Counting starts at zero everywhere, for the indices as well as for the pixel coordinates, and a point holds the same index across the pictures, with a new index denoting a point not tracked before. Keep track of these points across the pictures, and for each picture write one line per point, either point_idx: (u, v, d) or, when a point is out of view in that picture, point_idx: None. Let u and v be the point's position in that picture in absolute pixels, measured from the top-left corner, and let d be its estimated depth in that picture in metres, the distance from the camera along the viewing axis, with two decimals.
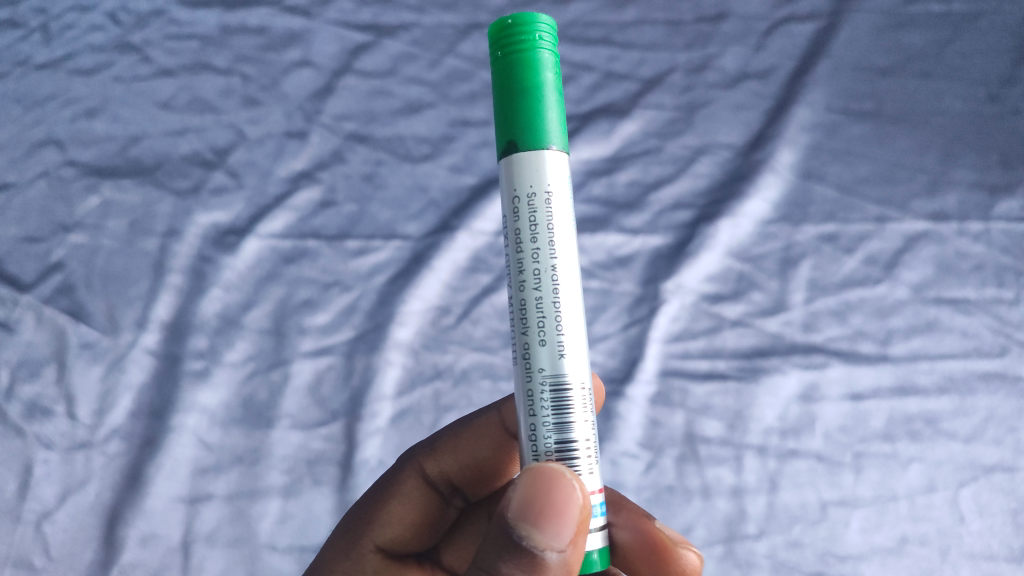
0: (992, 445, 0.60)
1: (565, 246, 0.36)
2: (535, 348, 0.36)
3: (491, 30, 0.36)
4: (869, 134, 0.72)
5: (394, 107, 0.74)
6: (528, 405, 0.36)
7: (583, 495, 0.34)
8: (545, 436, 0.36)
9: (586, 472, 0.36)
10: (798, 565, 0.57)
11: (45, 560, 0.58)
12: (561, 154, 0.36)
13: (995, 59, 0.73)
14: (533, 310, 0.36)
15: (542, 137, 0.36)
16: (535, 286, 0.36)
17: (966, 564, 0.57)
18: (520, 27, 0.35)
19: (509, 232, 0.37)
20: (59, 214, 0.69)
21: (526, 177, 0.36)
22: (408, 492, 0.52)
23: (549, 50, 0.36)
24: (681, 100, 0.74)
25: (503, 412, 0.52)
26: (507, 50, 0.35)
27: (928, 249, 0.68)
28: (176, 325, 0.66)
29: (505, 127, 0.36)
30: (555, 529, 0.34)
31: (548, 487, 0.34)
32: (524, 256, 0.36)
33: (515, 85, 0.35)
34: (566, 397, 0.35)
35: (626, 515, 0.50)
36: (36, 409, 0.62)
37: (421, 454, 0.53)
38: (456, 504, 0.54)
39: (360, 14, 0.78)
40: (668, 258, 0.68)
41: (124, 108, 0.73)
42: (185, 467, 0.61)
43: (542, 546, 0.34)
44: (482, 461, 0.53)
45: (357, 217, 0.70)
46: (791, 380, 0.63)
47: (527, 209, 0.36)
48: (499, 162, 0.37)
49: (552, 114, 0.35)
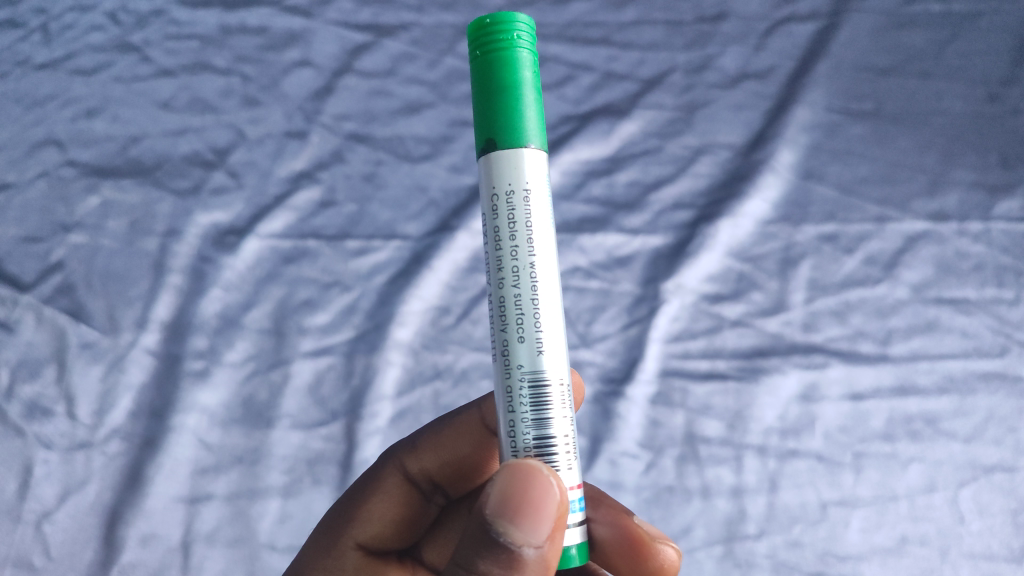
0: (992, 444, 0.60)
1: (543, 244, 0.36)
2: (513, 345, 0.36)
3: (469, 29, 0.36)
4: (869, 134, 0.72)
5: (394, 107, 0.74)
6: (506, 402, 0.36)
7: (560, 491, 0.34)
8: (524, 433, 0.35)
9: (564, 468, 0.36)
10: (798, 565, 0.57)
11: (45, 560, 0.58)
12: (540, 151, 0.36)
13: (996, 59, 0.73)
14: (512, 307, 0.36)
15: (521, 136, 0.36)
16: (513, 283, 0.36)
17: (966, 564, 0.57)
18: (498, 26, 0.35)
19: (487, 229, 0.37)
20: (59, 214, 0.69)
21: (504, 174, 0.36)
22: (389, 490, 0.52)
23: (527, 49, 0.36)
24: (681, 100, 0.74)
25: (483, 408, 0.53)
26: (486, 49, 0.35)
27: (928, 249, 0.67)
28: (176, 325, 0.66)
29: (483, 125, 0.36)
30: (532, 525, 0.34)
31: (524, 483, 0.34)
32: (502, 254, 0.36)
33: (493, 83, 0.35)
34: (544, 394, 0.35)
35: (605, 510, 0.49)
36: (36, 410, 0.62)
37: (402, 452, 0.53)
38: (438, 502, 0.54)
39: (360, 14, 0.78)
40: (668, 258, 0.68)
41: (124, 108, 0.73)
42: (185, 467, 0.61)
43: (519, 543, 0.34)
44: (463, 458, 0.53)
45: (357, 217, 0.70)
46: (790, 380, 0.63)
47: (505, 207, 0.36)
48: (478, 161, 0.37)
49: (530, 113, 0.35)
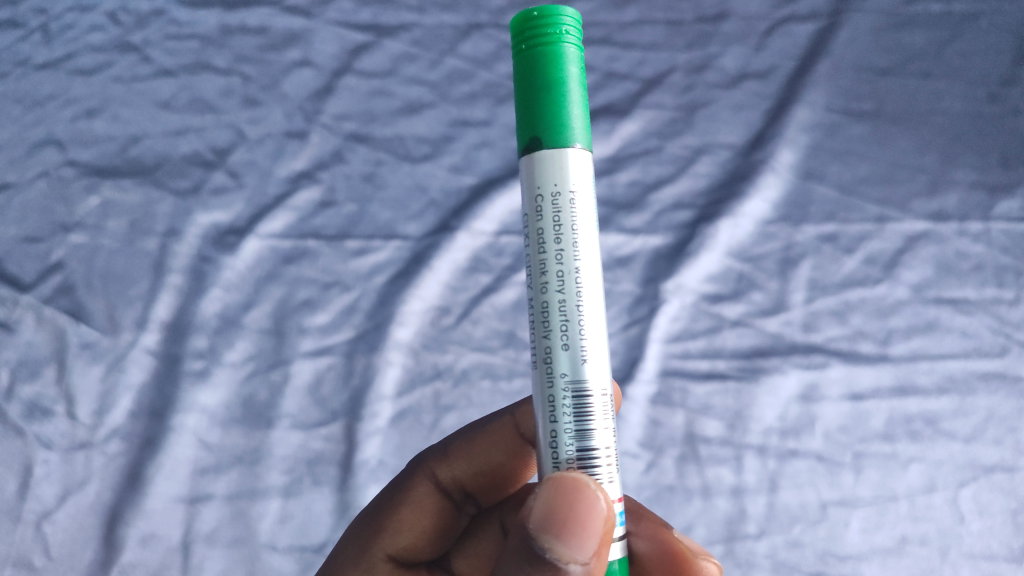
0: (992, 445, 0.60)
1: (588, 248, 0.36)
2: (556, 352, 0.35)
3: (513, 22, 0.35)
4: (869, 134, 0.72)
5: (394, 107, 0.74)
6: (549, 411, 0.35)
7: (607, 506, 0.34)
8: (566, 444, 0.35)
9: (607, 481, 0.35)
10: (798, 565, 0.57)
11: (45, 560, 0.58)
12: (585, 152, 0.36)
13: (996, 59, 0.73)
14: (556, 313, 0.35)
15: (566, 135, 0.35)
16: (558, 288, 0.35)
17: (966, 564, 0.57)
18: (545, 20, 0.35)
19: (530, 231, 0.36)
20: (59, 214, 0.69)
21: (548, 175, 0.35)
22: (420, 499, 0.52)
23: (573, 45, 0.35)
24: (682, 100, 0.74)
25: (517, 416, 0.53)
26: (531, 44, 0.35)
27: (928, 249, 0.68)
28: (176, 325, 0.66)
29: (527, 123, 0.35)
30: (579, 541, 0.34)
31: (571, 498, 0.34)
32: (546, 258, 0.36)
33: (538, 80, 0.35)
34: (587, 404, 0.35)
35: (646, 524, 0.49)
36: (35, 410, 0.62)
37: (432, 460, 0.53)
38: (468, 512, 0.54)
39: (360, 13, 0.77)
40: (668, 258, 0.68)
41: (124, 108, 0.73)
42: (185, 467, 0.61)
43: (566, 559, 0.35)
44: (496, 467, 0.53)
45: (357, 217, 0.70)
46: (791, 380, 0.63)
47: (551, 208, 0.36)
48: (521, 160, 0.37)
49: (576, 111, 0.35)
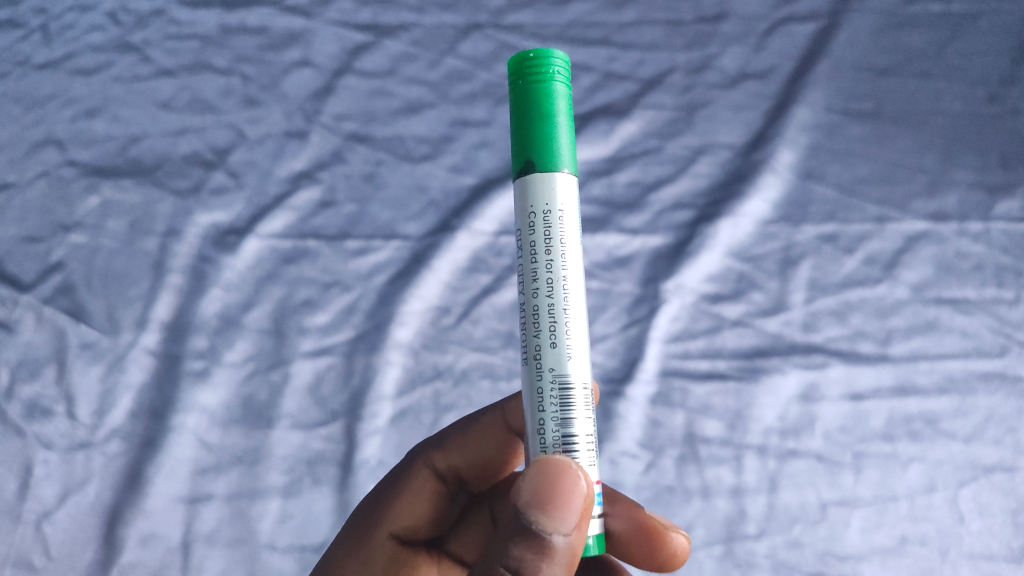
0: (992, 445, 0.60)
1: (576, 258, 0.36)
2: (544, 349, 0.35)
3: (510, 61, 0.36)
4: (869, 134, 0.72)
5: (394, 107, 0.74)
6: (536, 402, 0.35)
7: (587, 484, 0.34)
8: (552, 430, 0.35)
9: (588, 464, 0.35)
10: (798, 565, 0.57)
11: (46, 560, 0.58)
12: (571, 175, 0.36)
13: (996, 59, 0.74)
14: (545, 315, 0.35)
15: (555, 160, 0.35)
16: (547, 292, 0.35)
17: (966, 564, 0.57)
18: (538, 60, 0.35)
19: (521, 244, 0.36)
20: (59, 214, 0.69)
21: (540, 194, 0.35)
22: (419, 486, 0.52)
23: (563, 85, 0.36)
24: (683, 100, 0.74)
25: (509, 409, 0.53)
26: (525, 81, 0.35)
27: (928, 249, 0.68)
28: (176, 325, 0.66)
29: (520, 149, 0.36)
30: (562, 516, 0.34)
31: (555, 476, 0.33)
32: (537, 267, 0.36)
33: (531, 113, 0.35)
34: (570, 396, 0.35)
35: (621, 505, 0.50)
36: (36, 410, 0.62)
37: (429, 448, 0.53)
38: (462, 499, 0.54)
39: (359, 13, 0.78)
40: (668, 258, 0.68)
41: (123, 108, 0.73)
42: (184, 468, 0.61)
43: (548, 531, 0.34)
44: (489, 458, 0.53)
45: (357, 217, 0.70)
46: (790, 380, 0.63)
47: (542, 225, 0.36)
48: (514, 182, 0.37)
49: (564, 142, 0.36)
